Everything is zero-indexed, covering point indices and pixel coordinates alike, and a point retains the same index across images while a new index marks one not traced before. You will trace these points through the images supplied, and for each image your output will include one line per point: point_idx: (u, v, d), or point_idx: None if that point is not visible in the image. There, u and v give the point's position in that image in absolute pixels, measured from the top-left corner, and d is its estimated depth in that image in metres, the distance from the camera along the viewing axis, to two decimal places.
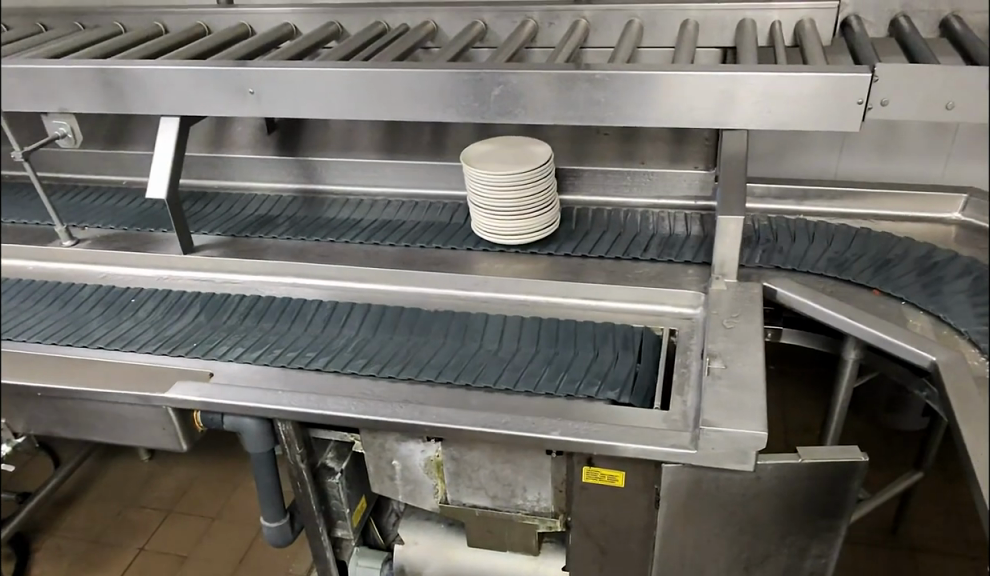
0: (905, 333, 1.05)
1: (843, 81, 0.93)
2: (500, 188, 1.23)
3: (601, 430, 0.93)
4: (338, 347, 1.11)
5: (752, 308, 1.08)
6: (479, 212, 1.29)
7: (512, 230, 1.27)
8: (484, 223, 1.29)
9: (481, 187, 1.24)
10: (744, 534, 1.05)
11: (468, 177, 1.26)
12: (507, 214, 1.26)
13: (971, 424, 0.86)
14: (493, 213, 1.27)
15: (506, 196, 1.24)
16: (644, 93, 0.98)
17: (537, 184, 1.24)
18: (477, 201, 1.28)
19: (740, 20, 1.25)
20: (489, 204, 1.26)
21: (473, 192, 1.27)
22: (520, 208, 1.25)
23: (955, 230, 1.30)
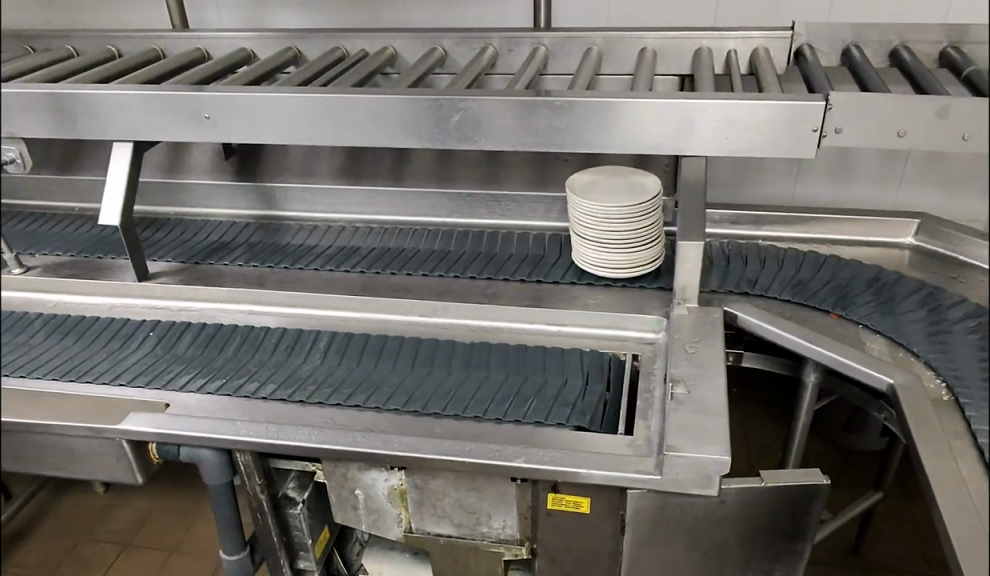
0: (861, 355, 1.07)
1: (799, 108, 0.95)
2: (610, 221, 1.19)
3: (565, 456, 0.93)
4: (310, 379, 1.08)
5: (713, 332, 1.09)
6: (583, 244, 1.25)
7: (616, 263, 1.23)
8: (588, 256, 1.25)
9: (591, 219, 1.20)
10: (709, 559, 1.05)
11: (575, 209, 1.21)
12: (614, 247, 1.22)
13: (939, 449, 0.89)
14: (600, 246, 1.22)
15: (615, 230, 1.20)
16: (605, 119, 0.99)
17: (652, 216, 1.20)
18: (584, 233, 1.23)
19: (696, 48, 1.28)
20: (596, 236, 1.21)
21: (580, 223, 1.23)
22: (630, 241, 1.21)
23: (909, 254, 1.33)
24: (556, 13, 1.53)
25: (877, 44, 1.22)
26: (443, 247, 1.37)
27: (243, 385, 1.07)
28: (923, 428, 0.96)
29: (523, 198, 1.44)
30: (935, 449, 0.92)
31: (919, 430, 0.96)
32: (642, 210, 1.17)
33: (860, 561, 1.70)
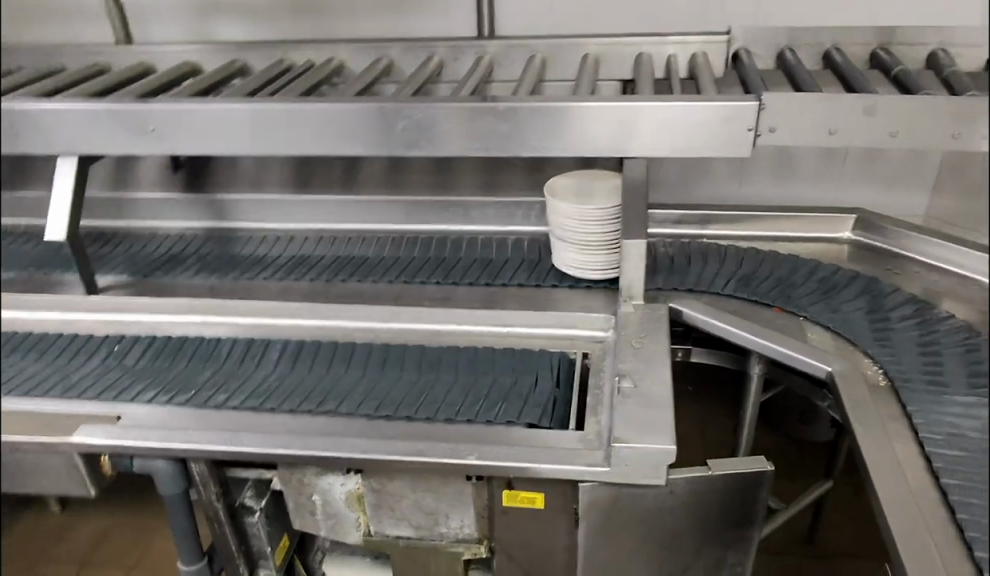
0: (801, 346, 1.11)
1: (733, 107, 0.98)
2: (590, 223, 1.22)
3: (517, 452, 0.95)
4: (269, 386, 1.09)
5: (660, 328, 1.12)
6: (563, 247, 1.27)
7: (596, 265, 1.25)
8: (568, 258, 1.27)
9: (571, 221, 1.23)
10: (662, 549, 1.08)
11: (556, 212, 1.24)
12: (594, 249, 1.24)
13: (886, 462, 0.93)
14: (581, 249, 1.25)
15: (595, 232, 1.22)
16: (548, 123, 1.02)
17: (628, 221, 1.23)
18: (565, 236, 1.26)
19: (637, 54, 1.32)
20: (576, 238, 1.24)
21: (561, 227, 1.25)
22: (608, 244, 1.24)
23: (848, 249, 1.39)
24: (500, 23, 1.56)
25: (810, 47, 1.26)
26: (395, 253, 1.39)
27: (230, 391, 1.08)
28: (858, 415, 1.00)
29: (474, 203, 1.46)
30: (871, 440, 0.96)
31: (856, 417, 1.00)
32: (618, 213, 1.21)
33: (814, 550, 1.75)
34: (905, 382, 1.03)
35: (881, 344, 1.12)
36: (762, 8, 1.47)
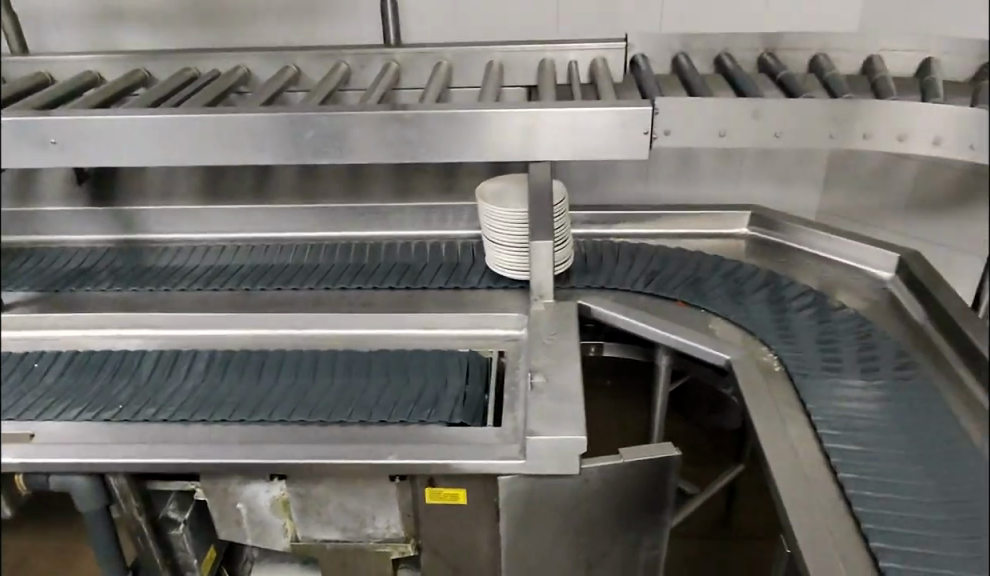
0: (703, 337, 1.18)
1: (629, 112, 1.04)
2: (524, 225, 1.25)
3: (436, 449, 0.98)
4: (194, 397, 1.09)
5: (570, 325, 1.17)
6: (496, 250, 1.30)
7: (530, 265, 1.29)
8: (502, 261, 1.30)
9: (506, 224, 1.26)
10: (581, 536, 1.13)
11: (489, 216, 1.27)
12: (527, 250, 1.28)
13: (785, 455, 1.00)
14: (515, 251, 1.28)
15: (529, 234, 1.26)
16: (453, 130, 1.05)
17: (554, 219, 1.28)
18: (499, 239, 1.28)
19: (542, 58, 1.37)
20: (510, 240, 1.27)
21: (494, 230, 1.28)
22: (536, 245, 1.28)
23: (746, 243, 1.47)
24: (407, 31, 1.59)
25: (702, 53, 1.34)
26: (312, 260, 1.41)
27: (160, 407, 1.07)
28: (759, 407, 1.07)
29: (390, 209, 1.49)
30: (769, 433, 1.03)
31: (757, 409, 1.06)
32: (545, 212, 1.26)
33: (730, 531, 1.85)
34: (802, 371, 1.11)
35: (780, 335, 1.20)
36: (658, 15, 1.55)
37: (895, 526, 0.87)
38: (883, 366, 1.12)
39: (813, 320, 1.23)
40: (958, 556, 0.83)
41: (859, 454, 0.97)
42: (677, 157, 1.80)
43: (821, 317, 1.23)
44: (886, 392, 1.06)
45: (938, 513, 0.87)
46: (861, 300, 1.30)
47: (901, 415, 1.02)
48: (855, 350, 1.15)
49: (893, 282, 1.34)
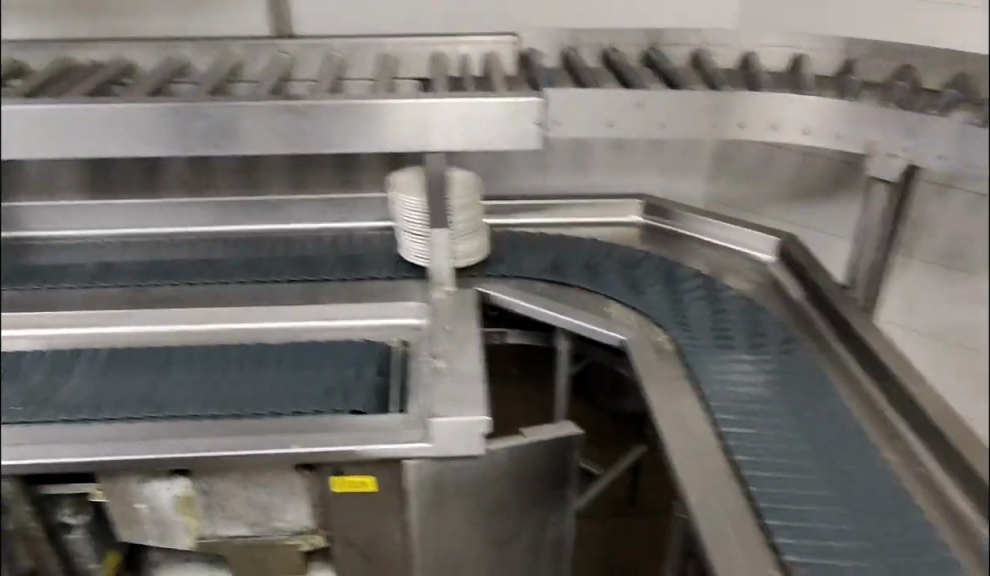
0: (598, 319, 1.24)
1: (520, 105, 1.08)
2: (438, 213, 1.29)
3: (342, 437, 0.99)
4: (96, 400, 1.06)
5: (468, 311, 1.21)
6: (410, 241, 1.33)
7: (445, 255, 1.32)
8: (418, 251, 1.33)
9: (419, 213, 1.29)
10: (490, 516, 1.14)
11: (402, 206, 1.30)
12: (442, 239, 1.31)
13: (682, 442, 1.04)
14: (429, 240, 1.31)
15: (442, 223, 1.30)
16: (347, 122, 1.07)
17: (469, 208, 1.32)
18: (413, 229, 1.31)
19: (433, 52, 1.42)
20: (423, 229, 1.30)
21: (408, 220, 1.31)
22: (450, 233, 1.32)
23: (637, 230, 1.54)
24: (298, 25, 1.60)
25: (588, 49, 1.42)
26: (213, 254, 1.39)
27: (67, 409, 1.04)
28: (656, 392, 1.11)
29: (287, 202, 1.49)
30: (666, 418, 1.07)
31: (654, 393, 1.11)
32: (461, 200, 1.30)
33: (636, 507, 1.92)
34: (696, 357, 1.17)
35: (676, 321, 1.25)
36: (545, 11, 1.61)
37: (786, 504, 0.93)
38: (770, 352, 1.19)
39: (706, 304, 1.30)
40: (845, 530, 0.90)
41: (749, 438, 1.03)
42: (572, 149, 1.88)
43: (714, 302, 1.30)
44: (772, 377, 1.14)
45: (823, 492, 0.95)
46: (743, 281, 1.39)
47: (786, 402, 1.09)
48: (745, 335, 1.22)
49: (773, 264, 1.43)
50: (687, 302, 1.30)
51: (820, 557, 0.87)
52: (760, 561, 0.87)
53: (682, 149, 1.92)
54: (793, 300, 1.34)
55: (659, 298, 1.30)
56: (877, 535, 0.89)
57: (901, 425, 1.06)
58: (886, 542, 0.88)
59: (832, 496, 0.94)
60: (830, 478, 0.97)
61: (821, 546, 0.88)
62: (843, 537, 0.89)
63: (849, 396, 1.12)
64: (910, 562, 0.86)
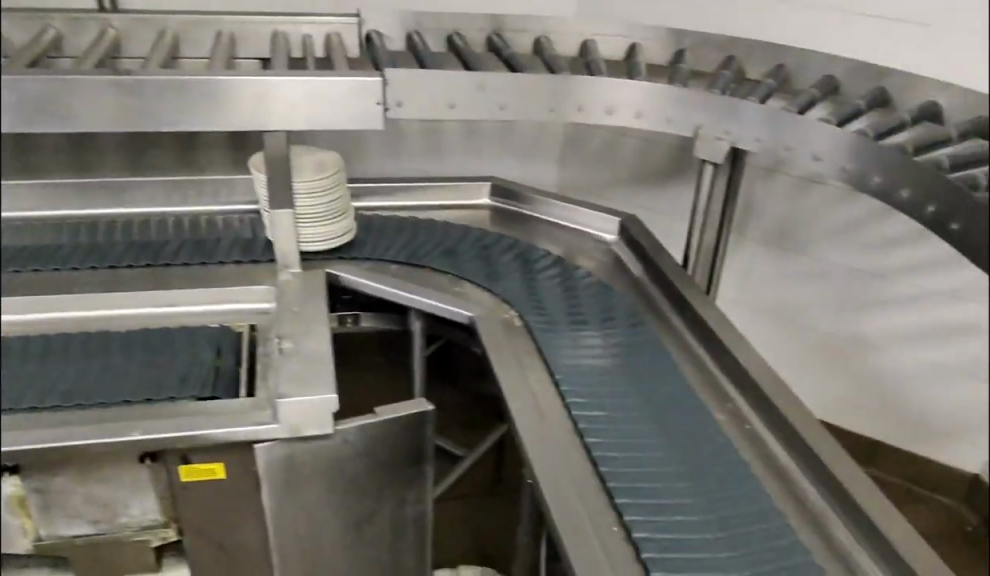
0: (447, 298, 1.26)
1: (361, 84, 1.13)
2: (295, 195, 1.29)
3: (186, 422, 0.97)
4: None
5: (315, 291, 1.22)
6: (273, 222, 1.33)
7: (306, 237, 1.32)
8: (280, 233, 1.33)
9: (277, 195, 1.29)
10: (348, 498, 1.10)
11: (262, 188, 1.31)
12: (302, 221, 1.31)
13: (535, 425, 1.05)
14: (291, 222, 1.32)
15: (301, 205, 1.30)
16: (182, 99, 1.04)
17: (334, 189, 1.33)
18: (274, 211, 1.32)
19: (273, 31, 1.43)
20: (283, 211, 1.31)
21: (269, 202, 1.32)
22: (317, 214, 1.32)
23: (487, 212, 1.58)
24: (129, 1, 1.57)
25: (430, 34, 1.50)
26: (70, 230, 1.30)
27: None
28: (506, 373, 1.13)
29: (123, 186, 1.42)
30: (516, 405, 1.08)
31: (504, 374, 1.12)
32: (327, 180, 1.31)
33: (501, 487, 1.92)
34: (547, 338, 1.20)
35: (529, 302, 1.28)
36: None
37: (635, 483, 0.96)
38: (619, 330, 1.23)
39: (561, 287, 1.33)
40: (689, 503, 0.94)
41: (600, 418, 1.06)
42: (422, 134, 1.92)
43: (569, 285, 1.34)
44: (621, 355, 1.17)
45: (668, 468, 0.98)
46: (587, 259, 1.45)
47: (634, 380, 1.13)
48: (595, 314, 1.26)
49: (616, 244, 1.50)
50: (541, 286, 1.33)
51: (667, 533, 0.90)
52: (612, 542, 0.90)
53: (530, 135, 1.99)
54: (633, 276, 1.41)
55: (515, 281, 1.33)
56: (719, 504, 0.94)
57: (734, 398, 1.13)
58: (726, 511, 0.93)
59: (676, 470, 0.98)
60: (673, 453, 1.01)
61: (668, 522, 0.91)
62: (688, 509, 0.93)
63: (684, 370, 1.18)
64: (748, 526, 0.91)
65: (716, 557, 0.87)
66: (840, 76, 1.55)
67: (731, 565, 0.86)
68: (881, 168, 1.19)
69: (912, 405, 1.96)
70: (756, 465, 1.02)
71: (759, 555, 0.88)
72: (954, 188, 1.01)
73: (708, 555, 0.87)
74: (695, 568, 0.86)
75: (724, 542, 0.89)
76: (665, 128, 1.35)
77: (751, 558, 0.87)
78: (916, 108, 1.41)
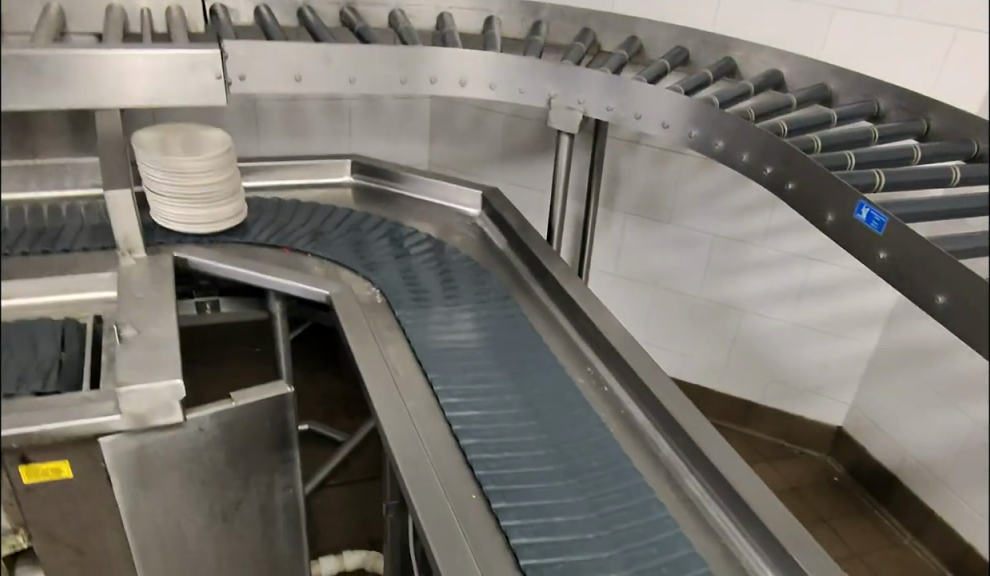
0: (304, 276, 1.23)
1: (198, 57, 1.13)
2: (186, 176, 1.25)
3: (19, 418, 0.89)
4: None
5: (163, 274, 1.17)
6: (160, 202, 1.28)
7: (196, 218, 1.29)
8: (166, 213, 1.29)
9: (166, 175, 1.25)
10: (209, 488, 1.06)
11: (149, 166, 1.25)
12: (192, 201, 1.28)
13: (400, 418, 0.98)
14: (179, 202, 1.28)
15: (192, 186, 1.26)
16: (21, 80, 0.96)
17: (227, 169, 1.29)
18: (160, 190, 1.27)
19: (107, 7, 1.38)
20: (171, 192, 1.27)
21: (155, 181, 1.26)
22: (210, 195, 1.29)
23: (349, 191, 1.55)
24: None
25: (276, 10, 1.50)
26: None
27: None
28: (365, 355, 1.08)
29: None
30: (378, 393, 1.02)
31: (367, 368, 1.06)
32: (209, 164, 1.25)
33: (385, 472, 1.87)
34: (418, 327, 1.15)
35: (398, 283, 1.25)
36: None
37: (509, 481, 0.90)
38: (494, 314, 1.20)
39: (438, 274, 1.29)
40: (562, 493, 0.89)
41: (475, 410, 1.00)
42: (282, 113, 1.87)
43: (446, 273, 1.29)
44: (492, 341, 1.13)
45: (536, 451, 0.94)
46: (451, 233, 1.44)
47: (509, 367, 1.08)
48: (470, 300, 1.23)
49: (480, 218, 1.49)
50: (418, 274, 1.28)
51: (534, 519, 0.85)
52: (481, 537, 0.84)
53: (395, 111, 1.98)
54: (499, 249, 1.40)
55: (389, 268, 1.29)
56: (589, 483, 0.90)
57: (595, 363, 1.11)
58: (595, 490, 0.90)
59: (544, 451, 0.94)
60: (540, 433, 0.97)
61: (548, 523, 0.85)
62: (556, 492, 0.89)
63: (551, 345, 1.15)
64: (617, 503, 0.88)
65: (584, 539, 0.83)
66: (690, 47, 1.60)
67: (600, 546, 0.83)
68: (723, 133, 1.24)
69: (784, 369, 2.02)
70: (631, 450, 0.98)
71: (626, 531, 0.85)
72: (787, 149, 1.11)
73: (576, 538, 0.83)
74: (563, 553, 0.82)
75: (592, 522, 0.85)
76: (519, 98, 1.38)
77: (619, 536, 0.84)
78: (760, 76, 1.47)
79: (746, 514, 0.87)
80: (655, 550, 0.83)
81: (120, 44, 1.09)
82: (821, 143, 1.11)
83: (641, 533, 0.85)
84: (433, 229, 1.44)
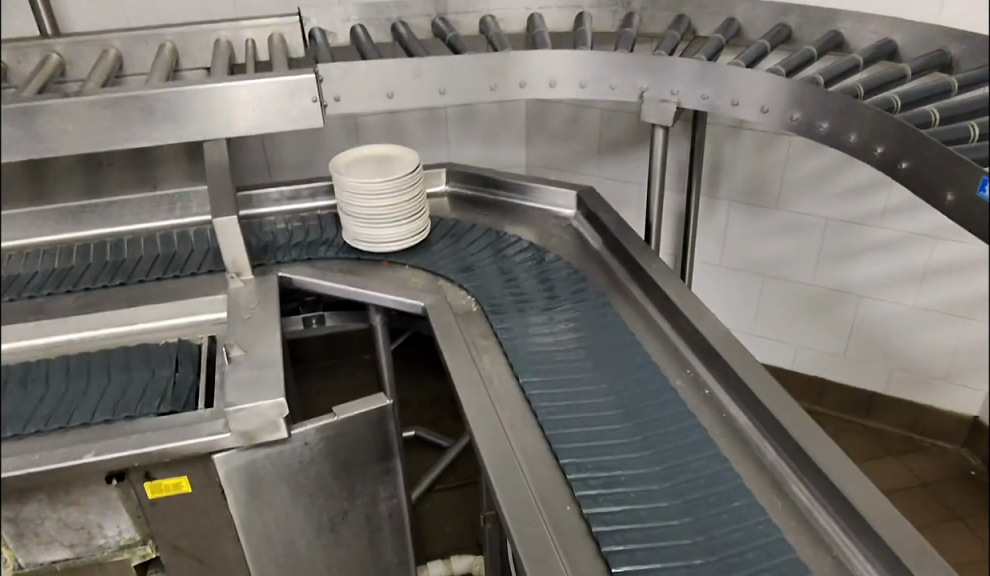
0: (402, 289, 1.26)
1: (297, 82, 1.16)
2: (375, 197, 1.31)
3: (139, 438, 0.95)
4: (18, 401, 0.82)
5: (269, 295, 1.23)
6: (352, 222, 1.35)
7: (384, 236, 1.34)
8: (358, 233, 1.35)
9: (357, 196, 1.31)
10: (317, 499, 1.10)
11: (343, 188, 1.32)
12: (380, 221, 1.33)
13: (496, 432, 0.98)
14: (368, 222, 1.33)
15: (381, 206, 1.31)
16: (127, 118, 1.04)
17: (413, 189, 1.33)
18: (352, 210, 1.33)
19: (215, 39, 1.44)
20: (361, 211, 1.32)
21: (348, 202, 1.33)
22: (397, 216, 1.33)
23: (445, 200, 1.57)
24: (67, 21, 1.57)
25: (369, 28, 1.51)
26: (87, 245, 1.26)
27: (15, 401, 0.75)
28: (461, 362, 1.10)
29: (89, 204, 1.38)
30: (474, 401, 1.03)
31: (463, 380, 1.06)
32: (396, 184, 1.30)
33: None
34: (515, 338, 1.14)
35: (492, 289, 1.26)
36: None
37: (610, 499, 0.88)
38: (595, 322, 1.17)
39: (537, 282, 1.28)
40: (667, 514, 0.86)
41: (577, 423, 0.98)
42: (381, 126, 1.90)
43: (548, 281, 1.28)
44: (589, 350, 1.11)
45: (631, 453, 0.94)
46: (547, 235, 1.43)
47: (611, 377, 1.06)
48: (571, 308, 1.21)
49: (576, 219, 1.48)
50: (518, 283, 1.28)
51: (636, 537, 0.84)
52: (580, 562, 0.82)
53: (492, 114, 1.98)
54: (595, 251, 1.38)
55: (488, 277, 1.29)
56: (685, 491, 0.89)
57: (695, 366, 1.09)
58: (694, 499, 0.88)
59: (642, 455, 0.94)
60: (636, 438, 0.96)
61: (653, 548, 0.82)
62: (652, 498, 0.88)
63: (648, 347, 1.13)
64: (719, 515, 0.86)
65: (682, 548, 0.82)
66: (792, 24, 1.52)
67: (695, 555, 0.81)
68: (827, 114, 1.16)
69: (917, 359, 1.89)
70: (737, 464, 0.94)
71: (728, 543, 0.83)
72: (899, 126, 1.03)
73: (674, 547, 0.82)
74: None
75: (689, 528, 0.84)
76: (611, 95, 1.35)
77: (720, 549, 0.82)
78: (871, 46, 1.36)
79: (859, 526, 0.83)
80: (759, 563, 0.80)
81: (227, 77, 1.13)
82: (939, 115, 0.97)
83: (745, 548, 0.82)
84: (527, 233, 1.44)
